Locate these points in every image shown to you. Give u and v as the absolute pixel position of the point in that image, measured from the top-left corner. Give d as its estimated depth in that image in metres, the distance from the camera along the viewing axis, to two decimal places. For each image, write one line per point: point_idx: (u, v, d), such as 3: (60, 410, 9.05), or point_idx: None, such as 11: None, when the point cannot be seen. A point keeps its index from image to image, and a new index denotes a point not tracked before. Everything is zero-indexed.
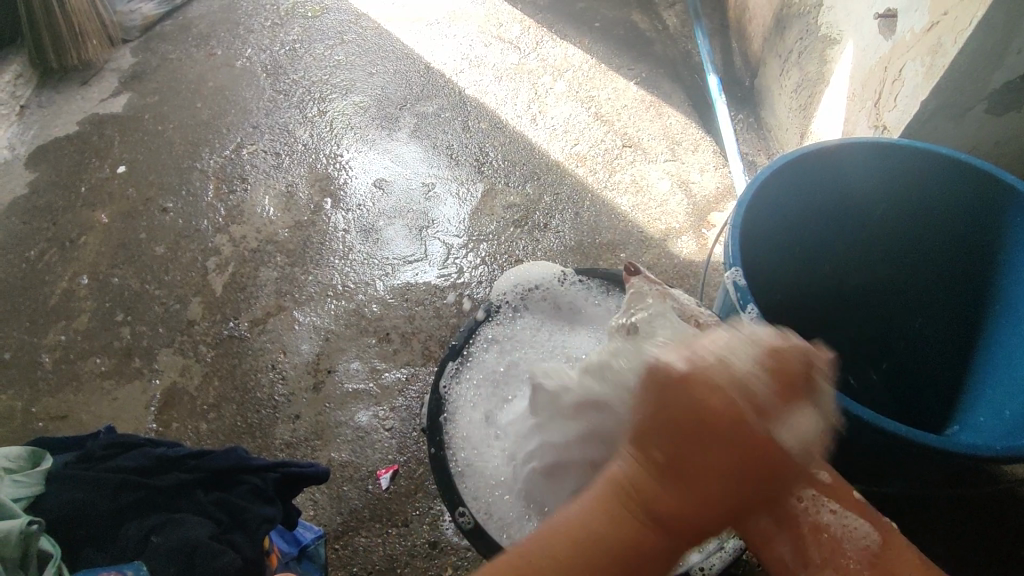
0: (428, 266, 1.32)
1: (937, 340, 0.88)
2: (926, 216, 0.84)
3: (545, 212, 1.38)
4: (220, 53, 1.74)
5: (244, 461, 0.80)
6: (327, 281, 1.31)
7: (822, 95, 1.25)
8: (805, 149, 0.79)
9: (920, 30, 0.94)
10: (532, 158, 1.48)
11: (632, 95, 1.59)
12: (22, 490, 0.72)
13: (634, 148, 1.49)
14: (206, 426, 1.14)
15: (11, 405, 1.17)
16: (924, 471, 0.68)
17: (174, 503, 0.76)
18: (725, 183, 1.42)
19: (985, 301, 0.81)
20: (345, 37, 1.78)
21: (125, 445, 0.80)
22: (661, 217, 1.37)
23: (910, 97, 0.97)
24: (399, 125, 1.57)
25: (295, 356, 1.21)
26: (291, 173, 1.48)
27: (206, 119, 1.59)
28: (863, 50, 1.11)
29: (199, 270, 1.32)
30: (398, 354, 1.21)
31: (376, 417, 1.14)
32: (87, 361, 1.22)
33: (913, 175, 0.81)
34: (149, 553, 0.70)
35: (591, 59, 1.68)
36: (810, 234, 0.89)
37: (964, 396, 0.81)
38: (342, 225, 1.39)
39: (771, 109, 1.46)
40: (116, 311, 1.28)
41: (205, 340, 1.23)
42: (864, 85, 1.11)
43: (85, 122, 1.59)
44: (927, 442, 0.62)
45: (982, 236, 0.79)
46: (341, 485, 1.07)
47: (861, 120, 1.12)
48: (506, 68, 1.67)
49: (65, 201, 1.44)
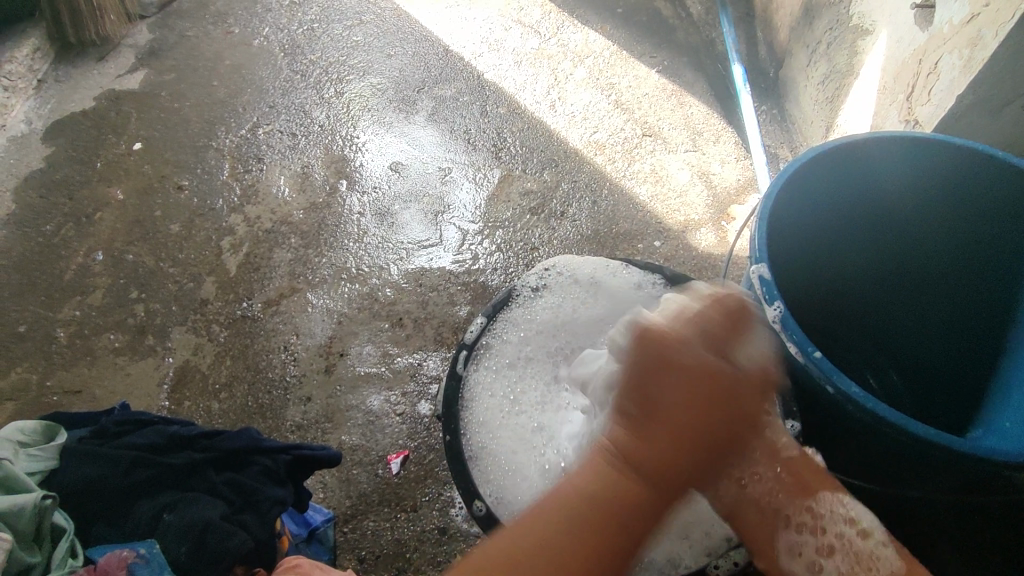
0: (443, 252, 1.31)
1: (956, 344, 0.86)
2: (955, 218, 0.82)
3: (562, 200, 1.37)
4: (238, 31, 1.73)
5: (257, 441, 0.79)
6: (341, 263, 1.30)
7: (851, 88, 1.23)
8: (835, 142, 0.76)
9: (960, 22, 0.91)
10: (550, 144, 1.46)
11: (654, 83, 1.57)
12: (36, 464, 0.73)
13: (654, 138, 1.46)
14: (219, 405, 1.14)
15: (25, 378, 1.17)
16: (948, 474, 0.66)
17: (187, 482, 0.75)
18: (746, 176, 1.39)
19: (1008, 306, 0.79)
20: (363, 17, 1.75)
21: (138, 423, 0.80)
22: (680, 208, 1.35)
23: (945, 91, 0.95)
24: (416, 108, 1.55)
25: (308, 338, 1.21)
26: (306, 154, 1.47)
27: (222, 97, 1.57)
28: (897, 42, 1.08)
29: (213, 249, 1.32)
30: (411, 338, 1.20)
31: (388, 401, 1.14)
32: (101, 337, 1.22)
33: (948, 175, 0.78)
34: (161, 533, 0.70)
35: (612, 45, 1.65)
36: (835, 232, 0.87)
37: (986, 402, 0.78)
38: (357, 208, 1.38)
39: (796, 101, 1.43)
40: (131, 288, 1.28)
41: (218, 320, 1.23)
42: (896, 78, 1.08)
43: (102, 98, 1.58)
44: (952, 446, 0.60)
45: (1010, 239, 0.77)
46: (352, 468, 1.07)
47: (892, 114, 1.10)
48: (525, 53, 1.65)
49: (81, 176, 1.44)
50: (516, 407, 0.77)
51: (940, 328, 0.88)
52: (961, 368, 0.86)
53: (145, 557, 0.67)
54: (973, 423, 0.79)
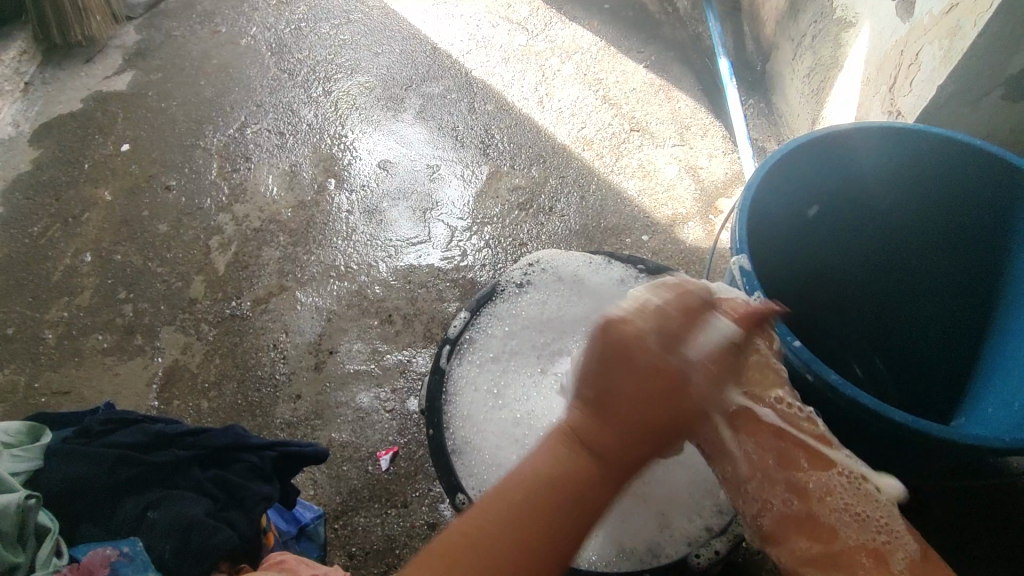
0: (432, 248, 1.31)
1: (941, 333, 0.87)
2: (937, 207, 0.82)
3: (550, 195, 1.37)
4: (225, 31, 1.72)
5: (242, 439, 0.79)
6: (329, 261, 1.30)
7: (836, 80, 1.23)
8: (817, 133, 0.77)
9: (940, 12, 0.91)
10: (538, 140, 1.46)
11: (641, 78, 1.57)
12: (21, 463, 0.73)
13: (642, 132, 1.47)
14: (208, 404, 1.13)
15: (13, 380, 1.17)
16: (932, 460, 0.66)
17: (172, 480, 0.75)
18: (734, 169, 1.39)
19: (993, 293, 0.79)
20: (350, 16, 1.75)
21: (123, 421, 0.80)
22: (667, 202, 1.35)
23: (926, 82, 0.95)
24: (404, 106, 1.55)
25: (297, 336, 1.21)
26: (294, 153, 1.47)
27: (210, 97, 1.57)
28: (880, 33, 1.09)
29: (202, 249, 1.32)
30: (400, 335, 1.20)
31: (377, 398, 1.14)
32: (90, 338, 1.21)
33: (930, 164, 0.79)
34: (146, 530, 0.70)
35: (600, 41, 1.66)
36: (818, 223, 0.87)
37: (969, 389, 0.79)
38: (346, 206, 1.38)
39: (783, 95, 1.43)
40: (119, 288, 1.27)
41: (207, 319, 1.23)
42: (879, 70, 1.09)
43: (89, 99, 1.58)
44: (933, 432, 0.60)
45: (993, 227, 0.77)
46: (341, 465, 1.07)
47: (875, 106, 1.10)
48: (513, 49, 1.65)
49: (69, 177, 1.43)
50: (500, 401, 0.77)
51: (923, 317, 0.89)
52: (945, 356, 0.86)
53: (128, 555, 0.68)
54: (958, 410, 0.79)
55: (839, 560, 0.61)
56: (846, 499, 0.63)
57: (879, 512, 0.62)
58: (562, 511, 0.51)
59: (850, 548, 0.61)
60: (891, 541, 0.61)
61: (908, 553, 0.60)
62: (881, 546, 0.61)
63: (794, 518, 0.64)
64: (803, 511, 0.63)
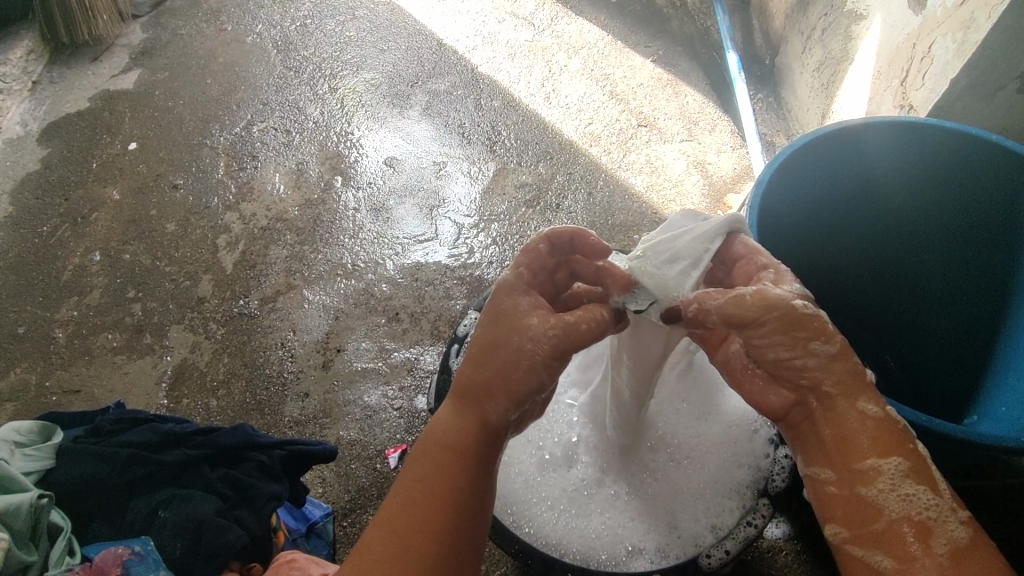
0: (439, 246, 1.31)
1: (953, 330, 0.85)
2: (949, 201, 0.81)
3: (557, 192, 1.36)
4: (231, 29, 1.72)
5: (252, 437, 0.79)
6: (336, 260, 1.30)
7: (847, 74, 1.22)
8: (827, 127, 0.76)
9: (953, 5, 0.90)
10: (545, 136, 1.46)
11: (648, 73, 1.56)
12: (32, 463, 0.73)
13: (649, 128, 1.46)
14: (217, 403, 1.14)
15: (24, 379, 1.18)
16: (948, 455, 0.65)
17: (182, 479, 0.75)
18: (742, 165, 1.38)
19: (1008, 288, 0.78)
20: (356, 13, 1.75)
21: (134, 420, 0.80)
22: (675, 198, 1.35)
23: (939, 75, 0.94)
24: (410, 103, 1.55)
25: (305, 334, 1.21)
26: (301, 150, 1.47)
27: (217, 96, 1.57)
28: (891, 27, 1.07)
29: (209, 247, 1.32)
30: (408, 333, 1.20)
31: (385, 396, 1.14)
32: (100, 337, 1.22)
33: (940, 158, 0.78)
34: (156, 530, 0.70)
35: (606, 36, 1.64)
36: (830, 220, 0.86)
37: (981, 387, 0.78)
38: (352, 204, 1.38)
39: (792, 90, 1.42)
40: (128, 288, 1.28)
41: (215, 317, 1.23)
42: (890, 64, 1.08)
43: (96, 99, 1.58)
44: (946, 431, 0.58)
45: (1008, 220, 0.76)
46: (350, 463, 1.07)
47: (886, 100, 1.09)
48: (519, 45, 1.64)
49: (77, 177, 1.44)
50: None
51: (935, 314, 0.88)
52: (956, 352, 0.85)
53: (139, 554, 0.68)
54: (973, 406, 0.78)
55: (881, 539, 0.51)
56: (891, 477, 0.52)
57: (928, 486, 0.52)
58: (452, 485, 0.51)
59: (892, 526, 0.51)
60: (939, 519, 0.50)
61: (956, 537, 0.49)
62: (926, 523, 0.50)
63: (833, 494, 0.54)
64: (843, 487, 0.53)
